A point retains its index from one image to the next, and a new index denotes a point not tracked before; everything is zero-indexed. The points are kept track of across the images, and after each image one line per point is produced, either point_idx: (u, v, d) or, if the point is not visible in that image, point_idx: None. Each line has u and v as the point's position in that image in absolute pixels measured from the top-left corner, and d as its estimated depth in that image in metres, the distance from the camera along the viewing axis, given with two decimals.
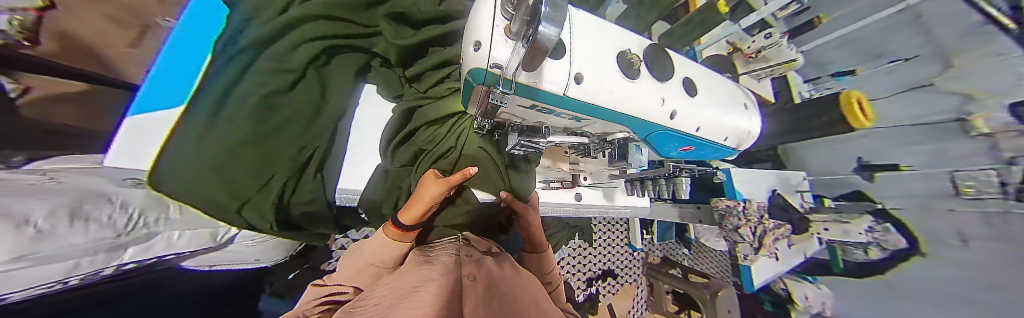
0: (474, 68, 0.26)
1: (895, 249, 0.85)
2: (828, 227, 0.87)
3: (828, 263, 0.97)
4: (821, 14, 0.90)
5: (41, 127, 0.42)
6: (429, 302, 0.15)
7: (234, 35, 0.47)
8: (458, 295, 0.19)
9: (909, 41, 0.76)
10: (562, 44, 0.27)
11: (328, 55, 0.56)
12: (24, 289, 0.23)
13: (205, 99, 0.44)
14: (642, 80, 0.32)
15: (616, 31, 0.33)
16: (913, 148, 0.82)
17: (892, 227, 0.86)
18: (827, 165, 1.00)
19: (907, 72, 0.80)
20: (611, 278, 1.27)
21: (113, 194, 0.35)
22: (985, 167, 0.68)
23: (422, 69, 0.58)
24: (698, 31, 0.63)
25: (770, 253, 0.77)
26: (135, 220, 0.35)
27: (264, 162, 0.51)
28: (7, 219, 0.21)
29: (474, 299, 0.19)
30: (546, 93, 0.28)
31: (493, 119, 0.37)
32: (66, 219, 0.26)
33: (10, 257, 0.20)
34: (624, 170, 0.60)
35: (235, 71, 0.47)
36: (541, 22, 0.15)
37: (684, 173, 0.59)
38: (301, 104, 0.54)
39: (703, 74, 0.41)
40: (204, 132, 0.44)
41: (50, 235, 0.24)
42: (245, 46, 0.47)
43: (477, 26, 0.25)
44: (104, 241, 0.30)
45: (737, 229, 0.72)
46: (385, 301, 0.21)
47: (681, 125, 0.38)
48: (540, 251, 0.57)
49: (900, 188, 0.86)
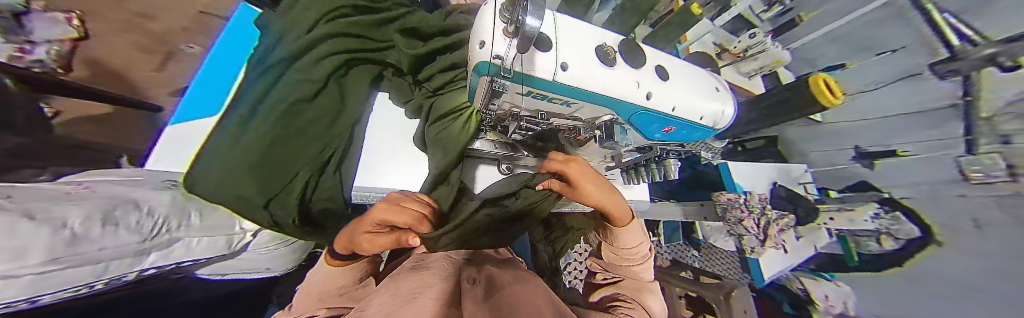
0: (479, 63, 0.30)
1: (908, 238, 0.79)
2: (833, 217, 0.96)
3: (841, 257, 0.95)
4: (803, 12, 0.95)
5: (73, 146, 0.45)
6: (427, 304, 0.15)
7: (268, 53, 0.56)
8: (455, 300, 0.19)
9: (900, 31, 0.73)
10: (548, 39, 0.31)
11: (347, 66, 0.61)
12: (53, 291, 0.25)
13: (242, 109, 0.51)
14: (619, 67, 0.36)
15: (597, 28, 0.37)
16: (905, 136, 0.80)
17: (902, 215, 0.82)
18: (828, 155, 0.99)
19: (893, 64, 0.77)
20: None
21: (140, 201, 0.37)
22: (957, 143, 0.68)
23: (434, 71, 0.64)
24: (678, 30, 0.67)
25: (776, 245, 0.76)
26: (159, 225, 0.37)
27: (289, 162, 0.53)
28: (44, 222, 0.23)
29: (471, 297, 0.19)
30: (540, 81, 0.31)
31: (493, 111, 0.40)
32: (100, 223, 0.29)
33: (46, 259, 0.22)
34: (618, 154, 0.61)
35: (265, 84, 0.53)
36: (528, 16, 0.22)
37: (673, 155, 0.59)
38: (324, 109, 0.57)
39: (675, 64, 0.45)
40: (236, 135, 0.49)
41: (85, 237, 0.27)
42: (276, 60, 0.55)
43: (478, 29, 0.30)
44: (130, 246, 0.32)
45: (741, 222, 0.72)
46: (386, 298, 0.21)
47: (661, 106, 0.40)
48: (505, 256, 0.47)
49: (903, 173, 0.82)
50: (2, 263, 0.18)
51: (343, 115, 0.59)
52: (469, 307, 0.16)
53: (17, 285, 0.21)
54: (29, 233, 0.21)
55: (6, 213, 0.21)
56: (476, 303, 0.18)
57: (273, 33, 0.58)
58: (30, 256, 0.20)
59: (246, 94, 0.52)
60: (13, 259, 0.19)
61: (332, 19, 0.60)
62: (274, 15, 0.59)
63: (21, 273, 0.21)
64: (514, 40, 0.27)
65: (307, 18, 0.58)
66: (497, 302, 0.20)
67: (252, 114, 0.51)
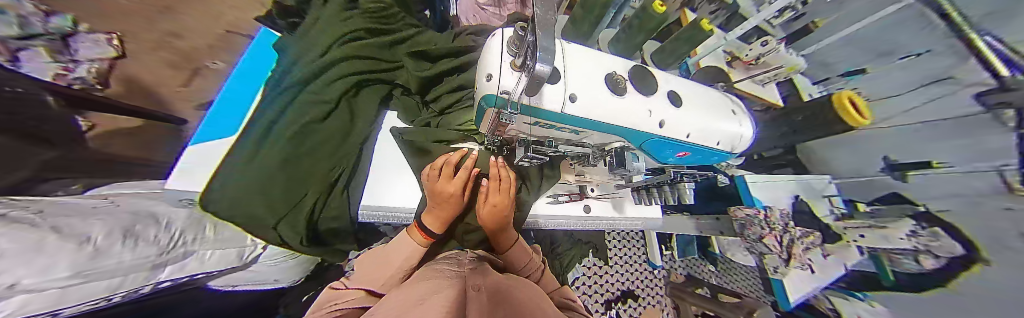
0: (487, 95, 0.29)
1: (950, 256, 0.73)
2: (863, 234, 0.83)
3: (875, 275, 0.86)
4: (816, 19, 0.94)
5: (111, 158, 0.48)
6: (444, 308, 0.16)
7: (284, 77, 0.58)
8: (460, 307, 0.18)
9: (916, 35, 0.73)
10: (558, 70, 0.30)
11: (358, 87, 0.64)
12: (77, 303, 0.26)
13: (256, 129, 0.52)
14: (629, 96, 0.35)
15: (605, 56, 0.37)
16: (944, 145, 0.75)
17: (941, 231, 0.76)
18: (856, 165, 0.95)
19: (921, 68, 0.75)
20: (633, 300, 1.18)
21: (158, 215, 0.39)
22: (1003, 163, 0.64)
23: (441, 92, 0.67)
24: (686, 46, 0.66)
25: (802, 265, 0.71)
26: (175, 239, 0.38)
27: (299, 181, 0.53)
28: (71, 236, 0.24)
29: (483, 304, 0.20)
30: (547, 112, 0.30)
31: (500, 136, 0.40)
32: (120, 238, 0.30)
33: (71, 272, 0.23)
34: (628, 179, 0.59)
35: (280, 106, 0.56)
36: (537, 63, 0.19)
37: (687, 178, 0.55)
38: (333, 128, 0.58)
39: (689, 88, 0.44)
40: (249, 156, 0.50)
41: (106, 252, 0.28)
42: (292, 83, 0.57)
43: (486, 61, 0.29)
44: (147, 259, 0.33)
45: (762, 239, 0.67)
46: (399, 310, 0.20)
47: (673, 133, 0.39)
48: (502, 252, 0.51)
49: (938, 191, 0.77)
50: (28, 281, 0.19)
51: (355, 131, 0.60)
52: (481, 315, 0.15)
53: (45, 298, 0.21)
54: (57, 249, 0.22)
55: (37, 227, 0.22)
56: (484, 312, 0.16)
57: (290, 58, 0.61)
58: (58, 271, 0.21)
59: (262, 116, 0.54)
60: (39, 275, 0.20)
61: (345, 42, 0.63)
62: (292, 39, 0.62)
63: (50, 287, 0.21)
64: (522, 75, 0.27)
65: (321, 42, 0.61)
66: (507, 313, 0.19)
67: (266, 135, 0.53)
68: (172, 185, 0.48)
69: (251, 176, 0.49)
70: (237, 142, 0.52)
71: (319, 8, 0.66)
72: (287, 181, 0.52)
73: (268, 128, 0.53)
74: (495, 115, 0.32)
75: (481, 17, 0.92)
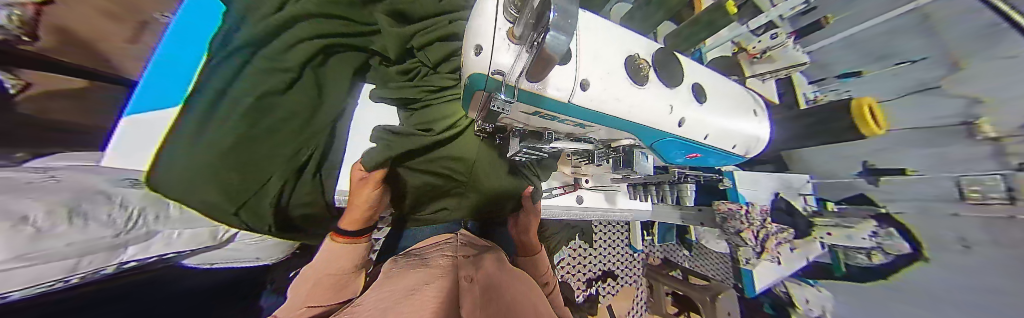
0: (474, 74, 0.26)
1: (898, 254, 0.81)
2: (830, 232, 0.84)
3: (829, 266, 0.95)
4: (828, 14, 0.86)
5: (64, 127, 0.43)
6: (435, 304, 0.15)
7: (230, 34, 0.48)
8: (456, 301, 0.17)
9: (913, 42, 0.73)
10: (569, 49, 0.26)
11: (325, 55, 0.57)
12: (23, 287, 0.22)
13: (199, 103, 0.47)
14: (650, 86, 0.32)
15: (623, 34, 0.32)
16: (924, 151, 0.77)
17: (898, 232, 0.81)
18: (830, 167, 0.97)
19: (912, 75, 0.76)
20: (612, 279, 1.26)
21: (109, 192, 0.35)
22: (990, 172, 0.66)
23: (426, 41, 0.54)
24: (705, 32, 0.61)
25: (772, 257, 0.76)
26: (132, 219, 0.35)
27: (259, 165, 0.52)
28: (5, 217, 0.21)
29: (471, 295, 0.19)
30: (551, 100, 0.27)
31: (493, 123, 0.37)
32: (65, 218, 0.27)
33: (8, 257, 0.20)
34: (626, 175, 0.59)
35: (228, 74, 0.48)
36: (548, 32, 0.15)
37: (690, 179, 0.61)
38: (298, 104, 0.55)
39: (710, 79, 0.40)
40: (197, 135, 0.46)
41: (48, 234, 0.24)
42: (237, 46, 0.47)
43: (476, 29, 0.25)
44: (103, 240, 0.30)
45: (739, 233, 0.71)
46: (386, 304, 0.18)
47: (690, 133, 0.37)
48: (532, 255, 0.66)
49: (902, 192, 0.82)
50: None
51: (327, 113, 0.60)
52: (473, 309, 0.15)
53: None
54: None
55: None
56: (484, 310, 0.16)
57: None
58: None
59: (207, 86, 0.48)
60: None
61: None
62: None
63: None
64: (521, 50, 0.23)
65: None
66: (498, 308, 0.17)
67: (213, 112, 0.48)
68: (107, 163, 0.48)
69: (202, 157, 0.46)
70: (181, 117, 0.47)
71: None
72: (243, 165, 0.50)
73: (215, 102, 0.48)
74: (486, 99, 0.29)
75: None
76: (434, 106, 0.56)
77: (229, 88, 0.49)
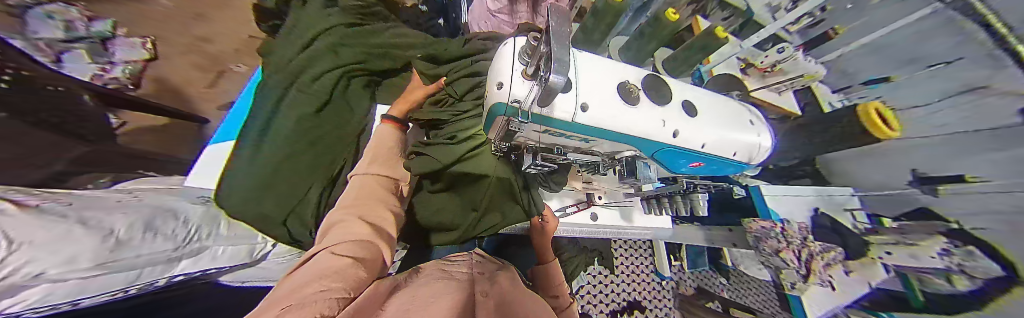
0: (497, 104, 0.29)
1: (989, 278, 0.58)
2: (890, 252, 0.75)
3: (903, 296, 0.73)
4: (838, 25, 0.83)
5: None
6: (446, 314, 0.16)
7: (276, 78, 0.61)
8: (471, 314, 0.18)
9: (945, 43, 0.60)
10: (569, 79, 0.30)
11: (348, 78, 0.65)
12: (94, 294, 0.26)
13: (252, 131, 0.58)
14: (642, 105, 0.34)
15: (618, 65, 0.36)
16: (983, 158, 0.60)
17: (978, 250, 0.61)
18: (878, 178, 0.82)
19: (955, 76, 0.61)
20: (639, 312, 1.12)
21: (178, 210, 0.42)
22: None
23: (456, 77, 0.60)
24: (699, 53, 0.64)
25: (823, 282, 0.67)
26: (191, 234, 0.40)
27: (302, 174, 0.58)
28: (97, 231, 0.26)
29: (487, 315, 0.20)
30: (558, 121, 0.30)
31: (510, 142, 0.40)
32: (140, 231, 0.32)
33: (92, 264, 0.24)
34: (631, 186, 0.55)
35: (271, 105, 0.60)
36: (551, 74, 0.17)
37: (701, 188, 0.53)
38: (331, 121, 0.63)
39: (701, 95, 0.42)
40: (254, 153, 0.57)
41: (126, 245, 0.28)
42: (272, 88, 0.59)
43: (497, 70, 0.29)
44: (164, 253, 0.35)
45: (779, 253, 0.64)
46: (406, 308, 0.19)
47: (688, 143, 0.37)
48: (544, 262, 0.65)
49: (974, 205, 0.62)
50: (50, 270, 0.19)
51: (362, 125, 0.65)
52: None
53: (63, 288, 0.21)
54: (78, 242, 0.23)
55: (64, 220, 0.23)
56: None
57: (275, 60, 0.64)
58: (80, 262, 0.22)
59: (258, 118, 0.60)
60: (67, 263, 0.21)
61: (339, 47, 0.64)
62: (285, 41, 0.64)
63: (67, 280, 0.21)
64: (534, 83, 0.26)
65: (318, 48, 0.62)
66: None
67: (263, 134, 0.59)
68: (192, 182, 0.60)
69: (253, 172, 0.55)
70: (239, 144, 0.58)
71: (299, 9, 0.68)
72: (290, 173, 0.57)
73: (264, 127, 0.59)
74: (505, 122, 0.32)
75: (491, 24, 0.79)
76: (456, 122, 0.58)
77: (273, 117, 0.60)
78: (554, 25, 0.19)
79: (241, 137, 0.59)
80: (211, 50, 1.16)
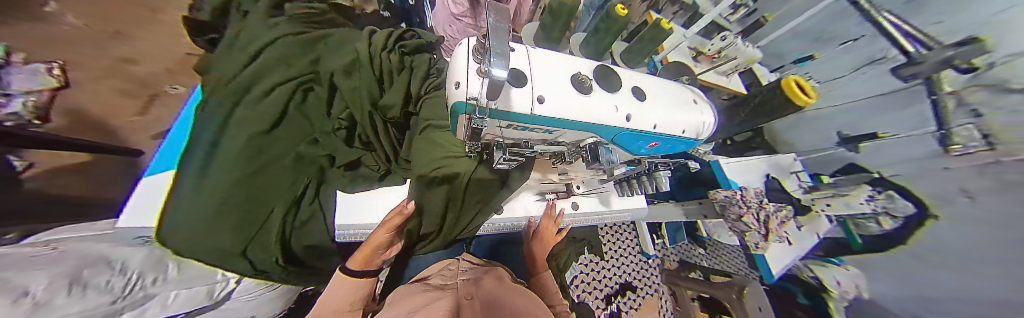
0: (457, 103, 0.29)
1: (906, 216, 0.70)
2: (829, 203, 0.86)
3: (846, 241, 0.85)
4: (766, 13, 0.96)
5: None
6: None
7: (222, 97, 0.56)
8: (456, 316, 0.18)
9: (851, 24, 0.73)
10: (522, 74, 0.30)
11: (302, 92, 0.63)
12: None
13: (193, 158, 0.52)
14: (595, 94, 0.35)
15: (569, 58, 0.38)
16: (886, 117, 0.72)
17: (896, 193, 0.72)
18: (812, 142, 0.95)
19: (858, 54, 0.74)
20: (631, 292, 1.18)
21: (113, 261, 0.36)
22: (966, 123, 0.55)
23: (417, 81, 0.64)
24: (650, 44, 0.69)
25: (780, 239, 0.76)
26: (130, 283, 0.35)
27: (259, 199, 0.55)
28: (7, 293, 0.21)
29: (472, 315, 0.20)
30: (517, 115, 0.31)
31: (479, 141, 0.40)
32: (65, 288, 0.27)
33: None
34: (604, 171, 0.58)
35: (216, 128, 0.54)
36: (491, 67, 0.17)
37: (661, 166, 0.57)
38: (287, 140, 0.60)
39: (647, 81, 0.44)
40: (200, 182, 0.51)
41: (48, 306, 0.24)
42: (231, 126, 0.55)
43: (455, 70, 0.29)
44: (101, 308, 0.30)
45: (741, 218, 0.71)
46: None
47: (642, 125, 0.39)
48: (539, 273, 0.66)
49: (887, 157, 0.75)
50: None
51: (328, 137, 0.64)
52: None
53: None
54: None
55: None
56: None
57: (212, 75, 0.57)
58: None
59: (200, 142, 0.53)
60: None
61: (287, 58, 0.61)
62: (225, 55, 0.59)
63: None
64: (486, 79, 0.26)
65: (266, 60, 0.59)
66: None
67: (208, 161, 0.53)
68: (125, 223, 0.52)
69: (201, 203, 0.50)
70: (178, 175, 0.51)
71: (239, 20, 0.63)
72: (246, 199, 0.53)
73: (209, 152, 0.53)
74: (468, 121, 0.33)
75: (455, 30, 0.79)
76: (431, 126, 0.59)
77: (218, 140, 0.54)
78: (493, 21, 0.20)
79: (180, 167, 0.51)
80: (137, 73, 1.02)
